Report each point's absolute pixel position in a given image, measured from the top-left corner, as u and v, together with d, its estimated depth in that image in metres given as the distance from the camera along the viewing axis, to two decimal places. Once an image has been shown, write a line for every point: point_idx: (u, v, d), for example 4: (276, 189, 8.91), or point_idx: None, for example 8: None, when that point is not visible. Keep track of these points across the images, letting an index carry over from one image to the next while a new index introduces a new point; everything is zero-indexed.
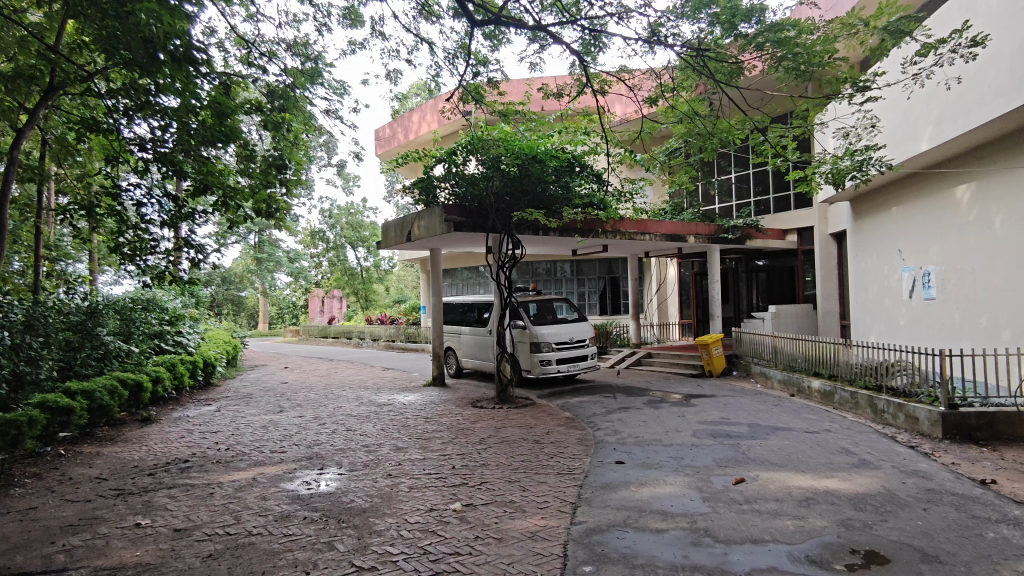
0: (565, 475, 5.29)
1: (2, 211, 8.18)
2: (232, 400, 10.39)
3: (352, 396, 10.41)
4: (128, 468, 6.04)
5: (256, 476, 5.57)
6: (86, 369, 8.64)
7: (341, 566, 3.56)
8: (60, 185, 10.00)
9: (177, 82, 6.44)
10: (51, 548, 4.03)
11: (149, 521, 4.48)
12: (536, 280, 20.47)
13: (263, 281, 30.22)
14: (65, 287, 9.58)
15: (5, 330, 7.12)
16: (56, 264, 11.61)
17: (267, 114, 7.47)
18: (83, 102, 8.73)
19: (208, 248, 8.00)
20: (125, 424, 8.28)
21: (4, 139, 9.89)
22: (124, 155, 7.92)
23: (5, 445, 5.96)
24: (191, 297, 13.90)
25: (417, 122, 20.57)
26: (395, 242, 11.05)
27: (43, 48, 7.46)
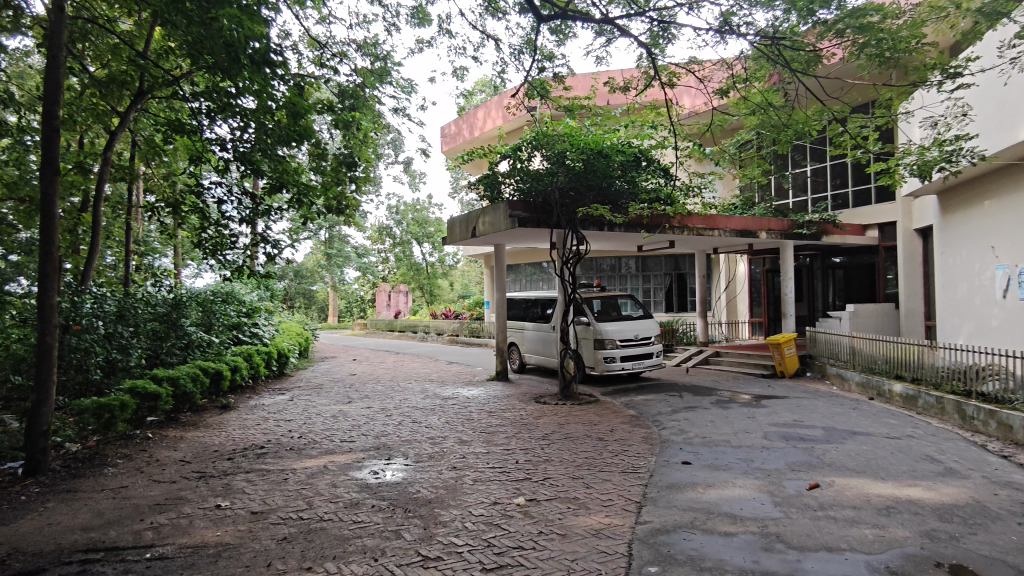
0: (629, 473, 5.23)
1: (98, 209, 8.76)
2: (305, 390, 10.78)
3: (417, 389, 10.62)
4: (209, 452, 6.37)
5: (327, 464, 5.77)
6: (171, 358, 9.14)
7: (408, 555, 3.64)
8: (149, 184, 10.61)
9: (255, 84, 6.73)
10: (140, 525, 4.30)
11: (228, 503, 4.71)
12: (600, 276, 20.28)
13: (332, 276, 31.23)
14: (153, 280, 10.18)
15: (100, 320, 7.61)
16: (145, 257, 12.35)
17: (338, 113, 7.70)
18: (169, 105, 9.24)
19: (283, 244, 8.30)
20: (206, 410, 8.73)
21: (99, 141, 10.58)
22: (206, 155, 8.33)
23: (101, 427, 6.40)
24: (267, 291, 14.52)
25: (482, 118, 20.75)
26: (460, 238, 11.18)
27: (134, 55, 7.94)
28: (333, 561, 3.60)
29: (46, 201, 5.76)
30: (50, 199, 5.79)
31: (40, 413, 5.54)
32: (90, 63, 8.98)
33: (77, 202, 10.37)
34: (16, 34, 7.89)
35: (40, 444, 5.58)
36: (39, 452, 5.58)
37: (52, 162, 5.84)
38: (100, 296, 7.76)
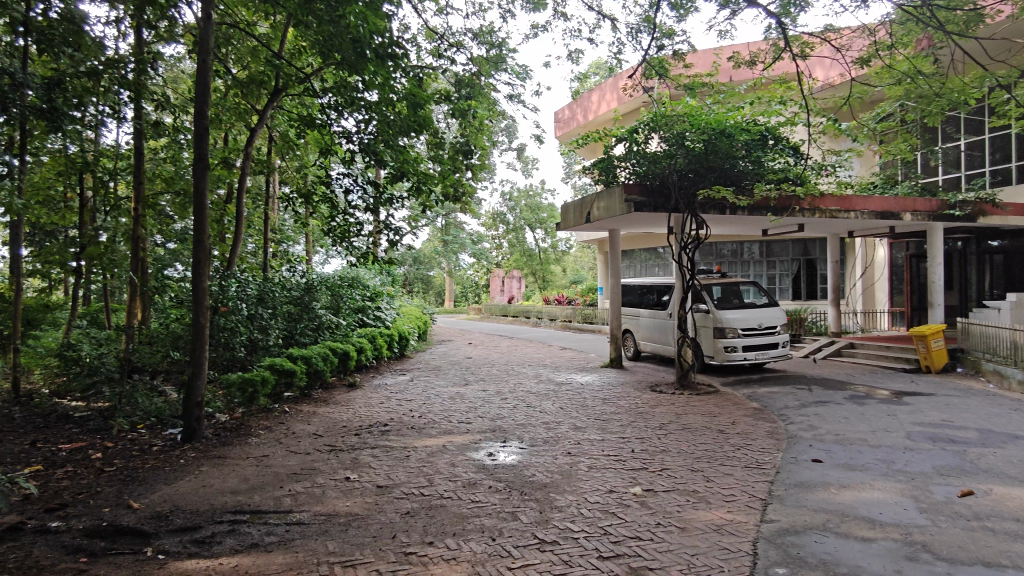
0: (753, 469, 5.00)
1: (240, 200, 9.55)
2: (424, 371, 11.24)
3: (531, 373, 10.74)
4: (338, 428, 6.79)
5: (446, 444, 5.98)
6: (304, 338, 9.84)
7: (525, 537, 3.69)
8: (284, 176, 11.43)
9: (379, 77, 7.00)
10: (280, 491, 4.67)
11: (357, 476, 5.01)
12: (720, 262, 19.52)
13: (448, 261, 32.32)
14: (289, 267, 11.00)
15: (243, 303, 8.30)
16: (281, 245, 13.33)
17: (455, 102, 7.89)
18: (301, 101, 9.88)
19: (404, 231, 8.63)
20: (335, 388, 9.32)
21: (241, 138, 11.53)
22: (334, 148, 8.81)
23: (245, 400, 7.00)
24: (388, 276, 15.23)
25: (597, 101, 20.49)
26: (574, 223, 11.11)
27: (271, 56, 8.54)
28: (453, 537, 3.72)
29: (199, 193, 6.34)
30: (201, 192, 6.36)
31: (194, 386, 6.14)
32: (233, 65, 9.76)
33: (223, 194, 11.36)
34: (171, 42, 8.70)
35: (194, 414, 6.19)
36: (195, 420, 6.20)
37: (202, 158, 6.40)
38: (243, 280, 8.45)
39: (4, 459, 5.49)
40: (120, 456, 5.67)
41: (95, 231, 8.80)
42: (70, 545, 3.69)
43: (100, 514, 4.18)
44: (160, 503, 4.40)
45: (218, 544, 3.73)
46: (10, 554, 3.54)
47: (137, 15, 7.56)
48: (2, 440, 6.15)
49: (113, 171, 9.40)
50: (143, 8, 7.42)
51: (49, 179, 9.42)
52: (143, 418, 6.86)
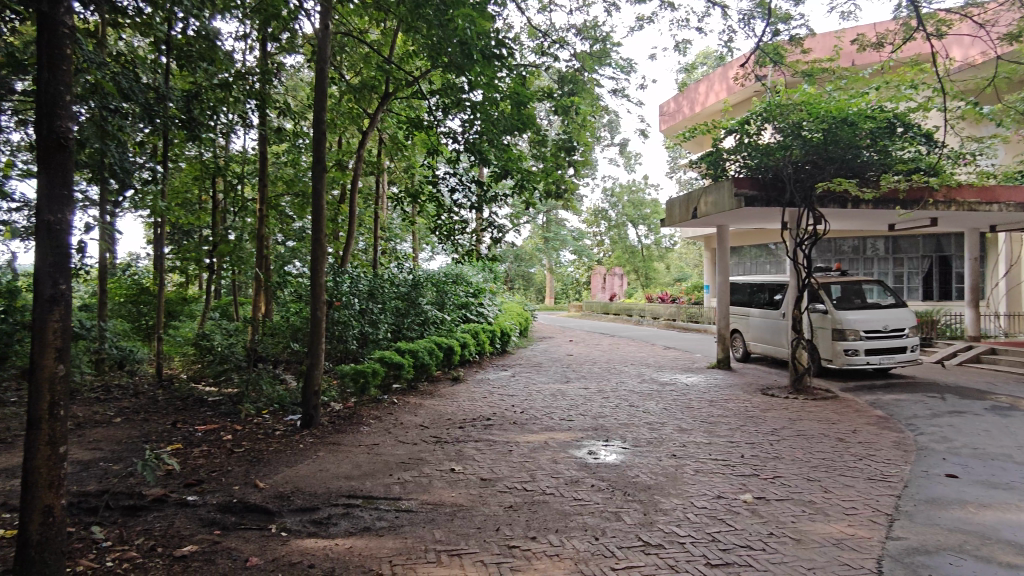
0: (877, 481, 4.66)
1: (352, 200, 10.03)
2: (525, 367, 11.33)
3: (634, 372, 10.56)
4: (443, 420, 6.99)
5: (548, 440, 6.00)
6: (411, 332, 10.21)
7: (629, 538, 3.64)
8: (393, 176, 11.89)
9: (485, 77, 7.11)
10: (390, 478, 4.88)
11: (461, 467, 5.14)
12: (840, 259, 18.45)
13: (549, 258, 32.51)
14: (397, 264, 11.46)
15: (355, 298, 8.74)
16: (390, 242, 13.90)
17: (558, 99, 7.90)
18: (410, 104, 10.25)
19: (506, 228, 8.72)
20: (440, 381, 9.61)
21: (354, 141, 12.13)
22: (439, 148, 9.03)
23: (357, 390, 7.36)
24: (490, 272, 15.49)
25: (705, 93, 19.80)
26: (680, 219, 10.79)
27: (382, 62, 8.92)
28: (556, 534, 3.73)
29: (317, 195, 6.73)
30: (320, 193, 6.74)
31: (312, 375, 6.53)
32: (347, 72, 10.28)
33: (337, 194, 11.99)
34: (293, 53, 9.27)
35: (312, 401, 6.57)
36: (312, 408, 6.58)
37: (320, 161, 6.80)
38: (355, 276, 8.89)
39: (151, 437, 6.10)
40: (248, 438, 6.13)
41: (225, 231, 9.57)
42: (205, 518, 4.03)
43: (230, 492, 4.54)
44: (282, 484, 4.72)
45: (334, 526, 3.95)
46: (156, 523, 3.92)
47: (263, 29, 8.12)
48: (149, 420, 6.83)
49: (241, 174, 10.17)
50: (267, 22, 7.96)
51: (187, 183, 10.34)
52: (266, 404, 7.38)
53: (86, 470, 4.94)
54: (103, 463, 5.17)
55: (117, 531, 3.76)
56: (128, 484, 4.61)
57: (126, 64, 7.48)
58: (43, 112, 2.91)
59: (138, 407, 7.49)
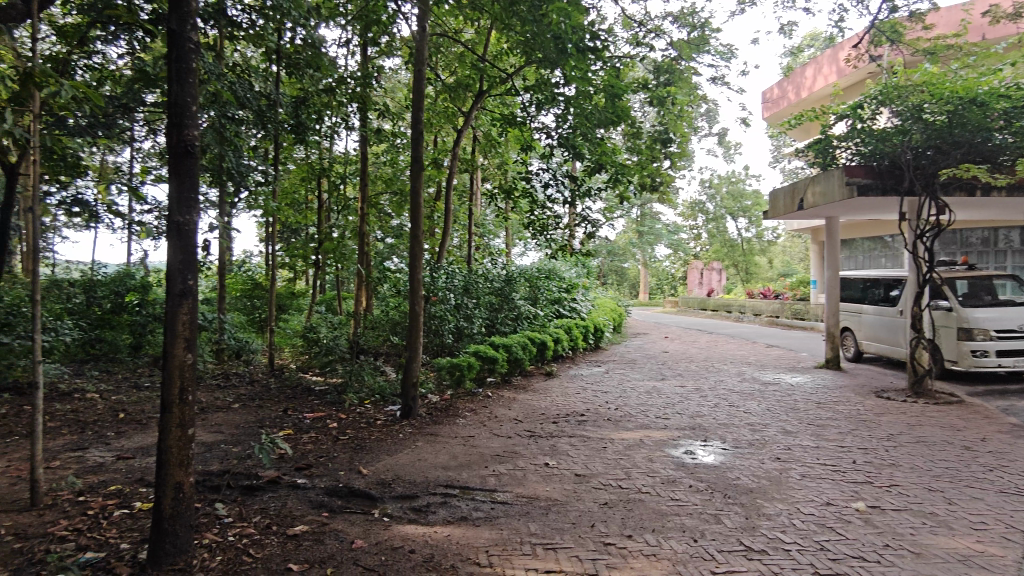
0: (1011, 495, 4.25)
1: (448, 197, 10.26)
2: (620, 364, 11.20)
3: (734, 371, 10.18)
4: (537, 415, 7.03)
5: (644, 438, 5.90)
6: (505, 327, 10.33)
7: (730, 542, 3.52)
8: (487, 173, 12.07)
9: (579, 70, 7.06)
10: (485, 470, 4.97)
11: (556, 462, 5.15)
12: (967, 252, 17.03)
13: (643, 252, 31.93)
14: (492, 260, 11.67)
15: (451, 293, 8.96)
16: (484, 238, 14.12)
17: (653, 90, 7.75)
18: (503, 101, 10.36)
19: (600, 222, 8.63)
20: (533, 375, 9.67)
21: (449, 139, 12.41)
22: (533, 144, 9.05)
23: (453, 382, 7.54)
24: (583, 268, 15.42)
25: (812, 77, 18.74)
26: (785, 210, 10.27)
27: (476, 61, 9.06)
28: (652, 533, 3.67)
29: (414, 193, 6.95)
30: (417, 191, 6.95)
31: (411, 368, 6.75)
32: (442, 72, 10.52)
33: (433, 192, 12.32)
34: (391, 55, 9.58)
35: (410, 393, 6.79)
36: (411, 399, 6.79)
37: (418, 161, 7.01)
38: (451, 272, 9.11)
39: (265, 423, 6.53)
40: (352, 426, 6.44)
41: (330, 230, 10.05)
42: (314, 501, 4.27)
43: (336, 477, 4.78)
44: (384, 471, 4.92)
45: (432, 513, 4.07)
46: (271, 503, 4.20)
47: (364, 34, 8.46)
48: (263, 407, 7.31)
49: (344, 175, 10.66)
50: (367, 28, 8.29)
51: (295, 184, 10.96)
52: (368, 394, 7.71)
53: (209, 451, 5.35)
54: (224, 445, 5.59)
55: (237, 508, 4.07)
56: (246, 466, 4.96)
57: (241, 74, 8.02)
58: (172, 120, 3.17)
59: (253, 394, 8.03)
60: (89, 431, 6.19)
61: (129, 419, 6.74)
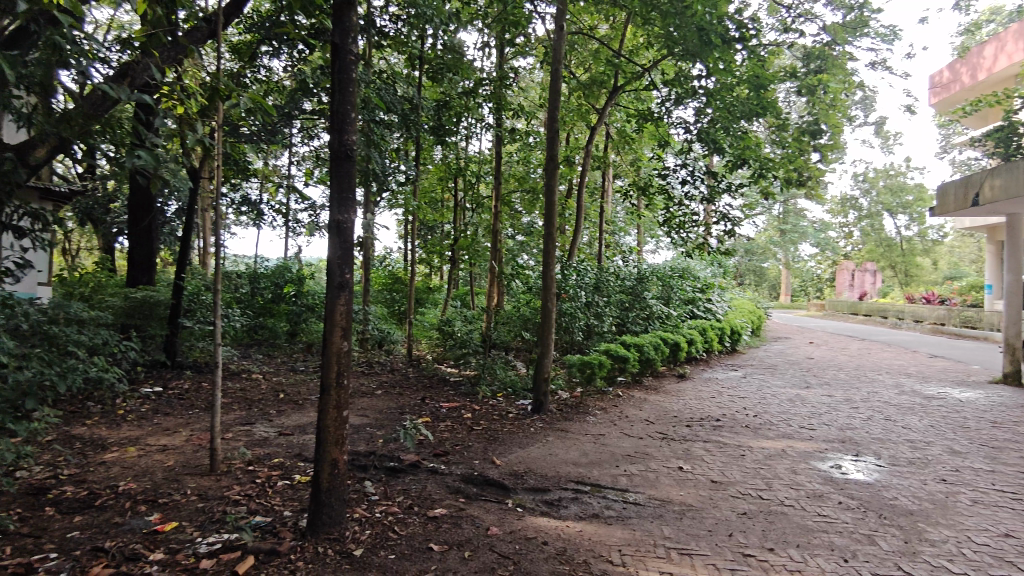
0: None
1: (580, 194, 10.27)
2: (758, 369, 10.66)
3: (890, 382, 9.33)
4: (670, 417, 6.88)
5: (786, 448, 5.58)
6: (637, 327, 10.19)
7: (885, 566, 3.25)
8: (619, 170, 11.95)
9: (720, 60, 6.80)
10: (616, 469, 4.94)
11: (690, 467, 5.01)
12: None
13: (786, 251, 30.10)
14: (624, 258, 11.55)
15: (582, 290, 8.97)
16: (616, 235, 14.00)
17: (802, 78, 7.29)
18: (638, 96, 10.21)
19: (740, 220, 8.26)
20: (666, 377, 9.46)
21: (582, 136, 12.42)
22: (669, 140, 8.82)
23: (584, 380, 7.55)
24: (719, 267, 14.82)
25: (992, 57, 16.70)
26: (955, 207, 9.25)
27: (612, 56, 8.99)
28: (797, 549, 3.48)
29: (549, 191, 7.05)
30: (552, 189, 7.03)
31: (543, 363, 6.84)
32: (577, 69, 10.55)
33: (565, 189, 12.39)
34: (526, 55, 9.75)
35: (542, 388, 6.89)
36: (542, 394, 6.89)
37: (552, 158, 7.08)
38: (582, 270, 9.13)
39: (405, 409, 6.91)
40: (485, 418, 6.65)
41: (465, 228, 10.43)
42: (451, 486, 4.47)
43: (471, 465, 4.97)
44: (516, 463, 5.04)
45: (565, 508, 4.12)
46: (412, 485, 4.45)
47: (502, 36, 8.68)
48: (402, 394, 7.75)
49: (479, 174, 11.03)
50: (503, 29, 8.49)
51: (434, 184, 11.49)
52: (500, 387, 7.93)
53: (357, 433, 5.77)
54: (370, 428, 6.01)
55: (383, 488, 4.36)
56: (390, 448, 5.28)
57: (387, 80, 8.52)
58: (335, 126, 3.45)
59: (393, 381, 8.53)
60: (255, 408, 6.89)
61: (287, 399, 7.42)
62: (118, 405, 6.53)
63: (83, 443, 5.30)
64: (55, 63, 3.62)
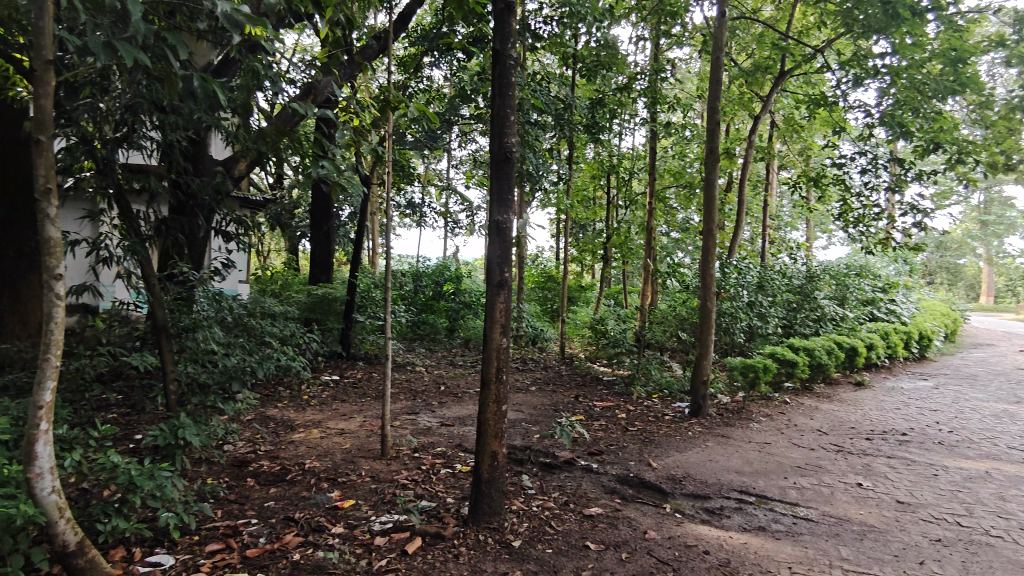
0: None
1: (742, 188, 9.73)
2: (954, 379, 9.44)
3: None
4: (845, 428, 6.31)
5: (990, 471, 4.89)
6: (805, 329, 9.46)
7: None
8: (786, 160, 11.16)
9: (908, 33, 6.08)
10: (784, 481, 4.62)
11: (871, 484, 4.56)
12: None
13: (988, 246, 26.34)
14: (791, 254, 10.77)
15: (744, 290, 8.50)
16: (781, 231, 13.11)
17: (1014, 45, 6.32)
18: (808, 80, 9.46)
19: (931, 211, 7.35)
20: (840, 384, 8.69)
21: (744, 127, 11.75)
22: (844, 126, 8.08)
23: (747, 384, 7.15)
24: (905, 264, 13.34)
25: None
26: None
27: (777, 39, 8.41)
28: None
29: (707, 186, 6.75)
30: (712, 184, 6.72)
31: (701, 365, 6.57)
32: (738, 56, 9.99)
33: (725, 183, 11.81)
34: (683, 45, 9.40)
35: (701, 391, 6.62)
36: (701, 398, 6.62)
37: (712, 152, 6.76)
38: (743, 268, 8.66)
39: (559, 407, 6.98)
40: (640, 419, 6.53)
41: (619, 226, 10.32)
42: (607, 486, 4.44)
43: (627, 466, 4.90)
44: (674, 467, 4.89)
45: (727, 518, 3.93)
46: (569, 482, 4.48)
47: (657, 28, 8.45)
48: (556, 391, 7.84)
49: (633, 170, 10.86)
50: (659, 21, 8.28)
51: (586, 182, 11.49)
52: (656, 388, 7.74)
53: (513, 427, 5.92)
54: (525, 423, 6.15)
55: (540, 482, 4.44)
56: (545, 444, 5.36)
57: (541, 81, 8.65)
58: (495, 129, 3.55)
59: (547, 378, 8.67)
60: (420, 399, 7.33)
61: (448, 391, 7.81)
62: (304, 390, 7.26)
63: (276, 423, 5.96)
64: (251, 86, 4.06)
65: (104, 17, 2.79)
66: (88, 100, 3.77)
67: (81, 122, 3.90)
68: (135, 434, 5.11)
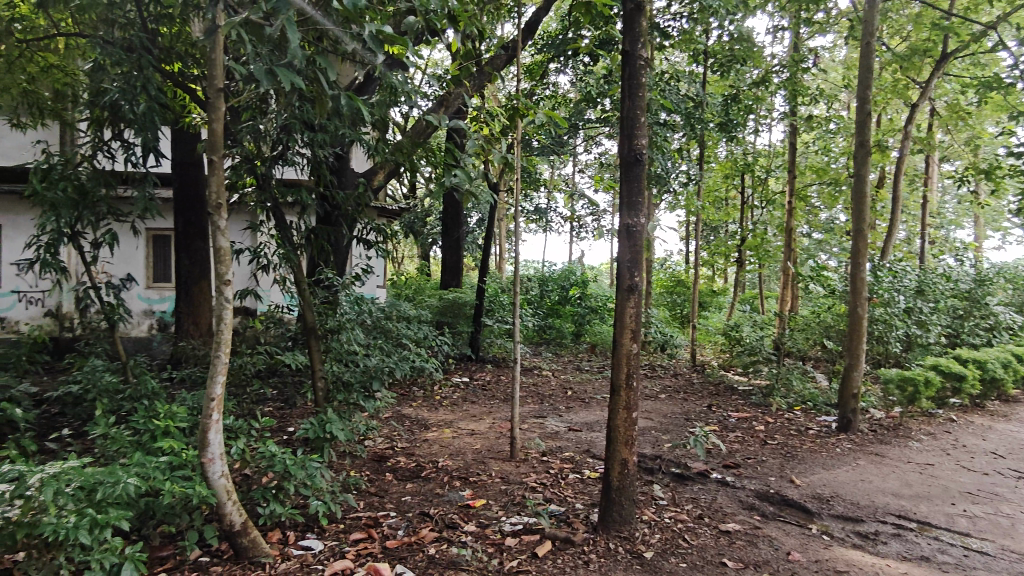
0: None
1: (896, 183, 8.89)
2: None
3: None
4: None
5: None
6: (975, 339, 8.47)
7: None
8: (948, 151, 10.07)
9: None
10: (951, 508, 4.14)
11: None
12: None
13: None
14: (956, 255, 9.70)
15: (901, 294, 7.75)
16: (943, 229, 11.86)
17: None
18: (976, 61, 8.48)
19: None
20: (1019, 401, 7.68)
21: (898, 116, 10.75)
22: (1022, 109, 7.15)
23: (905, 399, 6.50)
24: None
25: None
26: None
27: (938, 18, 7.61)
28: None
29: (857, 182, 6.23)
30: (862, 180, 6.19)
31: (851, 377, 6.07)
32: (891, 40, 9.16)
33: (875, 179, 10.86)
34: (826, 33, 8.76)
35: (850, 405, 6.11)
36: (850, 412, 6.11)
37: (862, 145, 6.24)
38: (899, 271, 7.91)
39: (691, 416, 6.72)
40: (780, 432, 6.15)
41: (754, 227, 9.81)
42: (745, 501, 4.21)
43: (767, 481, 4.63)
44: (820, 486, 4.54)
45: (883, 544, 3.58)
46: (702, 495, 4.30)
47: (798, 16, 7.94)
48: (688, 400, 7.57)
49: (770, 168, 10.28)
50: (800, 9, 7.78)
51: (718, 183, 11.04)
52: (798, 401, 7.25)
53: (643, 435, 5.79)
54: (655, 432, 5.98)
55: (671, 493, 4.30)
56: (677, 454, 5.19)
57: (671, 81, 8.42)
58: (624, 131, 3.50)
59: (678, 386, 8.40)
60: (547, 403, 7.37)
61: (575, 396, 7.80)
62: (437, 391, 7.55)
63: (412, 421, 6.24)
64: (389, 101, 4.28)
65: (265, 47, 3.07)
66: (252, 122, 4.17)
67: (246, 142, 4.32)
68: (288, 426, 5.57)
